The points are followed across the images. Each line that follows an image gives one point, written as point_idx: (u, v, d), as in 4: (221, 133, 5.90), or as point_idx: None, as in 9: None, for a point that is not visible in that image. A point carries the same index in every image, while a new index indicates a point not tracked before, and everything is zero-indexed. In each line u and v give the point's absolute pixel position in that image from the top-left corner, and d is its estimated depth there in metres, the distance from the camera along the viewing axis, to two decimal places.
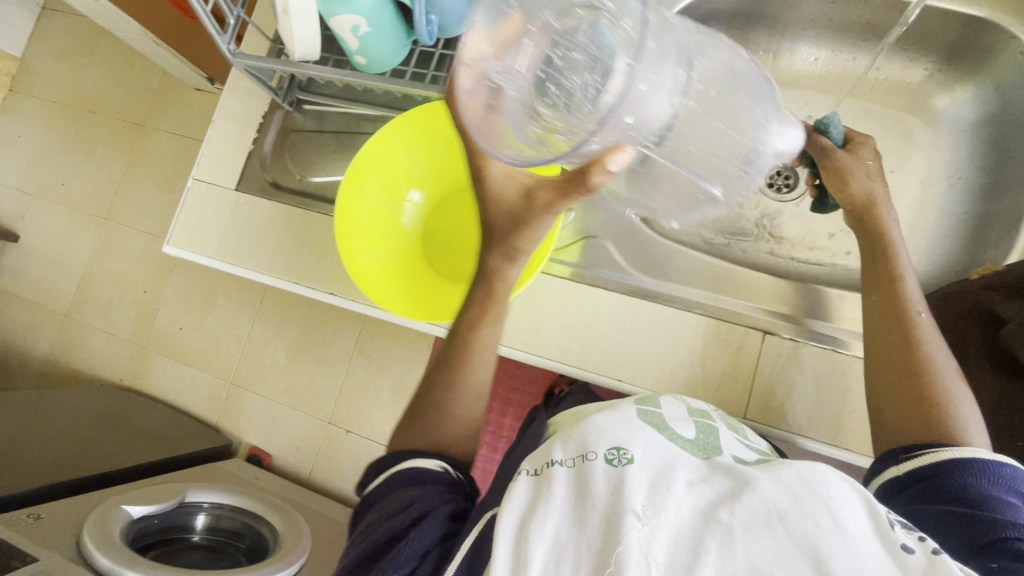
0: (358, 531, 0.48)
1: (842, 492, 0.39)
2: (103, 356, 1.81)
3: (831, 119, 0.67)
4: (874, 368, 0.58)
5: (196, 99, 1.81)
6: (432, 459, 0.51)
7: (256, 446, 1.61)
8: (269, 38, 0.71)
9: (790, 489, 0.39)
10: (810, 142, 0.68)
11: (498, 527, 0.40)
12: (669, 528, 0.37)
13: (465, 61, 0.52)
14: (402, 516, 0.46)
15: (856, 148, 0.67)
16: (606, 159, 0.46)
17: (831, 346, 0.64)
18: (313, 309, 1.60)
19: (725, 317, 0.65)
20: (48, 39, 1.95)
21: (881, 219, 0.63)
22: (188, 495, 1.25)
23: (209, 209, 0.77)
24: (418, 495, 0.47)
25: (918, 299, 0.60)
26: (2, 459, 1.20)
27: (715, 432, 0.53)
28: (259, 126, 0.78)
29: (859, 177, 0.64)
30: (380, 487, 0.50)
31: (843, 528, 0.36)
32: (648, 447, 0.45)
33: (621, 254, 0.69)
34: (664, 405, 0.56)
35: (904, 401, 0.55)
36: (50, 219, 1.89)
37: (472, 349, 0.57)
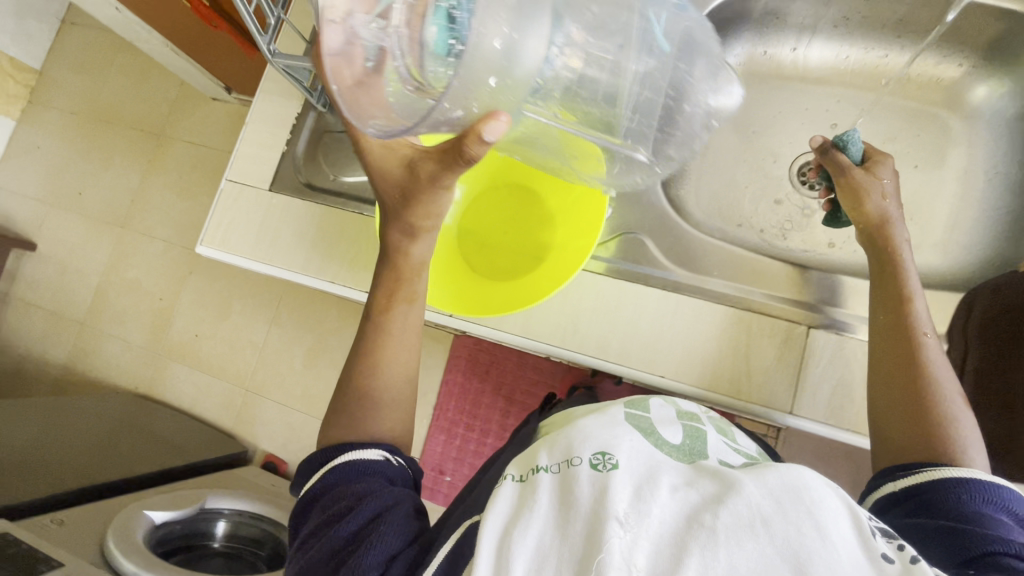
0: (307, 533, 0.48)
1: (826, 497, 0.39)
2: (119, 363, 1.80)
3: (849, 136, 0.65)
4: (877, 379, 0.57)
5: (213, 108, 1.83)
6: (373, 448, 0.52)
7: (272, 453, 1.60)
8: (306, 39, 0.72)
9: (775, 495, 0.38)
10: (826, 160, 0.66)
11: (483, 533, 0.40)
12: (651, 534, 0.37)
13: (332, 19, 0.48)
14: (359, 517, 0.46)
15: (873, 168, 0.65)
16: (477, 130, 0.43)
17: (845, 330, 0.64)
18: (330, 315, 1.60)
19: (748, 306, 0.66)
20: (68, 51, 1.98)
21: (894, 239, 0.62)
22: (209, 502, 1.24)
23: (241, 209, 0.78)
24: (366, 489, 0.48)
25: (926, 320, 0.59)
26: (22, 464, 1.19)
27: (703, 436, 0.51)
28: (292, 128, 0.79)
29: (875, 196, 0.63)
30: (328, 480, 0.51)
31: (824, 533, 0.36)
32: (633, 451, 0.44)
33: (662, 253, 0.68)
34: (653, 410, 0.54)
35: (905, 417, 0.54)
36: (67, 228, 1.90)
37: (385, 333, 0.58)
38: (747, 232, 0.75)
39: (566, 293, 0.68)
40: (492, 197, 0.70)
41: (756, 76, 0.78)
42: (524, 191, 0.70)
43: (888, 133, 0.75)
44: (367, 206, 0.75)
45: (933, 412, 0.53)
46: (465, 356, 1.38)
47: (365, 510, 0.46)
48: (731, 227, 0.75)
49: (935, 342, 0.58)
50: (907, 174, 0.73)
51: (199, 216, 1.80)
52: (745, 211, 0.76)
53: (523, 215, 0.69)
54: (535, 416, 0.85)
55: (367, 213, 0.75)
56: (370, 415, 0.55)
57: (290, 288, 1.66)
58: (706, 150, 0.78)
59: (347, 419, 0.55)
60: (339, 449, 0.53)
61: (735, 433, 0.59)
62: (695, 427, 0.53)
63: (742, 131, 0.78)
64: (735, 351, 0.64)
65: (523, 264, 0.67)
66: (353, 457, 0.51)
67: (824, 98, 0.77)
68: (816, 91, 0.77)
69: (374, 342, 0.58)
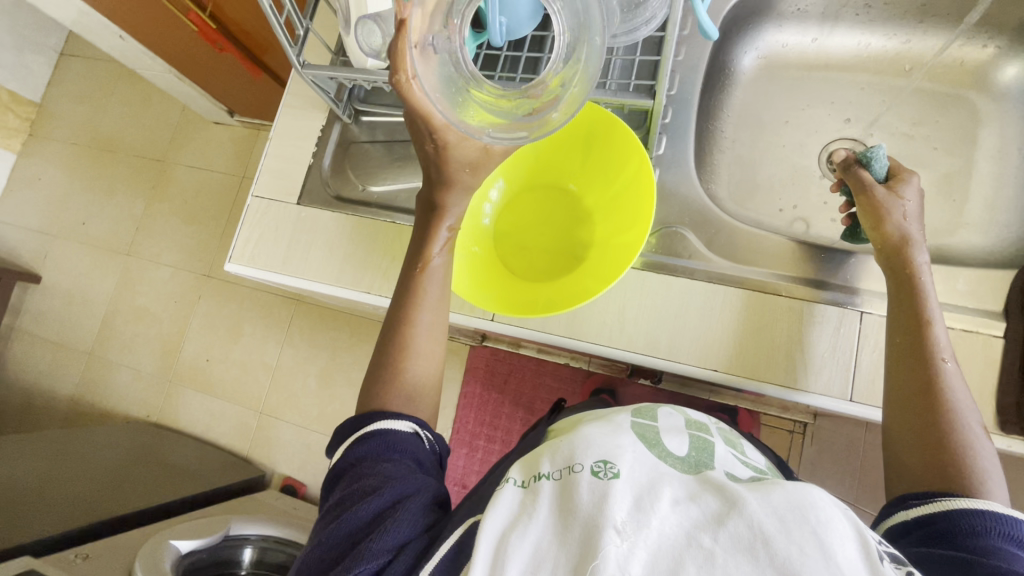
0: (329, 505, 0.47)
1: (833, 518, 0.37)
2: (129, 391, 1.77)
3: (874, 153, 0.62)
4: (887, 375, 0.55)
5: (215, 132, 1.83)
6: (403, 420, 0.51)
7: (291, 476, 1.56)
8: (332, 50, 0.72)
9: (779, 514, 0.36)
10: (848, 176, 0.63)
11: (479, 537, 0.39)
12: (648, 544, 0.36)
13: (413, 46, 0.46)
14: (380, 499, 0.44)
15: (897, 186, 0.61)
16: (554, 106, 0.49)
17: (847, 302, 0.64)
18: (343, 332, 1.59)
19: (759, 288, 0.65)
20: (68, 82, 1.98)
21: (914, 264, 0.57)
22: (233, 528, 1.21)
23: (268, 224, 0.77)
24: (389, 471, 0.47)
25: (947, 345, 0.54)
26: (40, 497, 1.17)
27: (709, 448, 0.50)
28: (318, 139, 0.78)
29: (895, 216, 0.59)
30: (354, 451, 0.49)
31: (829, 557, 0.34)
32: (636, 462, 0.43)
33: (704, 244, 0.68)
34: (661, 417, 0.54)
35: (923, 443, 0.50)
36: (73, 258, 1.88)
37: (421, 288, 0.56)
38: (783, 221, 0.74)
39: (612, 293, 0.67)
40: (529, 199, 0.70)
41: (778, 68, 0.79)
42: (559, 190, 0.69)
43: (913, 118, 0.75)
44: (400, 214, 0.74)
45: (938, 412, 0.51)
46: (483, 367, 1.36)
47: (387, 492, 0.44)
48: (765, 217, 0.75)
49: (955, 372, 0.53)
50: (938, 157, 0.74)
51: (206, 240, 1.79)
52: (778, 200, 0.75)
53: (560, 213, 0.69)
54: (542, 421, 0.83)
55: (400, 221, 0.74)
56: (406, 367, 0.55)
57: (302, 308, 1.64)
58: (734, 142, 0.78)
59: (381, 384, 0.54)
60: (366, 420, 0.51)
61: (744, 446, 0.59)
62: (702, 437, 0.52)
63: (769, 122, 0.78)
64: (791, 340, 0.63)
65: (563, 264, 0.66)
66: (381, 430, 0.50)
67: (847, 87, 0.78)
68: (838, 80, 0.78)
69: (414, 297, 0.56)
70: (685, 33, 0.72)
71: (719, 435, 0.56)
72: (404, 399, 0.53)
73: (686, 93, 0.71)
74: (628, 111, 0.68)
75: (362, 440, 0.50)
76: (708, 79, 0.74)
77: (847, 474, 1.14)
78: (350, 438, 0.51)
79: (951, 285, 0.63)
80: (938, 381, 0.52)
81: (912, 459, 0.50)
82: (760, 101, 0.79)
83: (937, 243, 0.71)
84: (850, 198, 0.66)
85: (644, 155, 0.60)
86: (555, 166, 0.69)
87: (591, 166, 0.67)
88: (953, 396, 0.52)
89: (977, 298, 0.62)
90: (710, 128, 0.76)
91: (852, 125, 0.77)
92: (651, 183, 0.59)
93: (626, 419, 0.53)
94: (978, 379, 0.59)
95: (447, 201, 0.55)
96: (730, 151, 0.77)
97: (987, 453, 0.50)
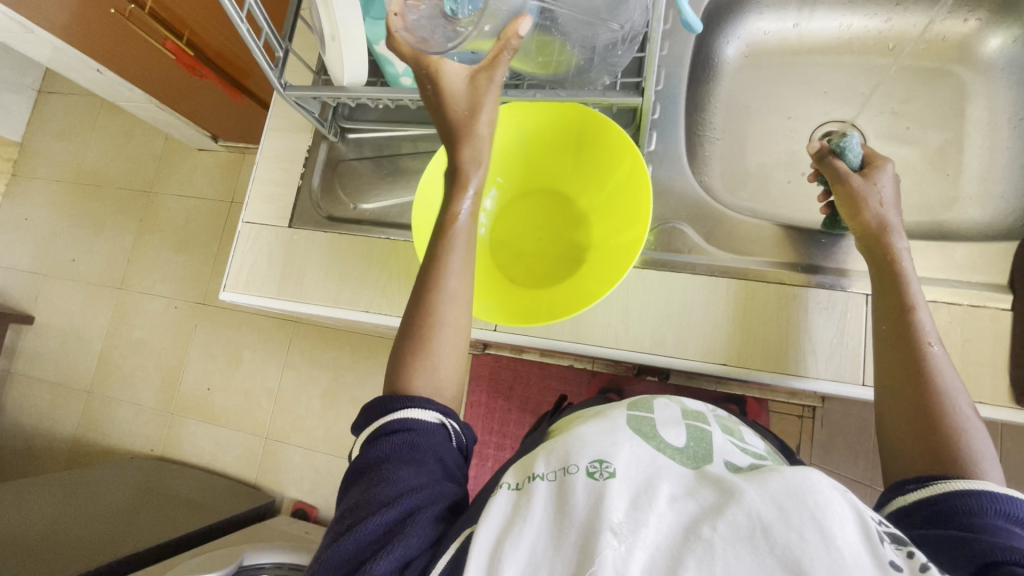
0: (348, 500, 0.46)
1: (831, 501, 0.36)
2: (131, 427, 1.74)
3: (847, 143, 0.63)
4: (880, 345, 0.55)
5: (200, 159, 1.82)
6: (428, 410, 0.49)
7: (301, 500, 1.54)
8: (314, 70, 0.72)
9: (777, 502, 0.36)
10: (823, 166, 0.64)
11: (472, 549, 0.38)
12: (647, 544, 0.35)
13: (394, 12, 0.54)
14: (392, 512, 0.42)
15: (873, 173, 0.61)
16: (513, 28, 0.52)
17: (834, 284, 0.63)
18: (344, 350, 1.58)
19: (748, 276, 0.65)
20: (48, 120, 1.97)
21: (893, 248, 0.57)
22: (246, 558, 1.19)
23: (262, 248, 0.76)
24: (408, 476, 0.45)
25: (932, 331, 0.54)
26: (45, 542, 1.14)
27: (707, 437, 0.49)
28: (305, 161, 0.77)
29: (873, 204, 0.59)
30: (372, 449, 0.47)
31: (829, 541, 0.33)
32: (632, 459, 0.42)
33: (703, 238, 0.67)
34: (657, 409, 0.53)
35: (917, 425, 0.49)
36: (66, 296, 1.86)
37: (448, 251, 0.55)
38: (780, 208, 0.74)
39: (614, 293, 0.66)
40: (520, 207, 0.70)
41: (761, 55, 0.79)
42: (552, 195, 0.69)
43: (902, 96, 0.75)
44: (393, 230, 0.73)
45: (928, 381, 0.50)
46: (487, 374, 1.36)
47: (401, 503, 0.43)
48: (762, 205, 0.75)
49: (944, 356, 0.52)
50: (929, 133, 0.74)
51: (199, 268, 1.77)
52: (771, 187, 0.75)
53: (555, 217, 0.69)
54: (545, 422, 0.82)
55: (394, 237, 0.73)
56: (433, 337, 0.52)
57: (301, 329, 1.63)
58: (724, 132, 0.77)
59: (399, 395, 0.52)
60: (392, 406, 0.49)
61: (743, 433, 0.57)
62: (701, 427, 0.51)
63: (757, 109, 0.78)
64: (797, 329, 0.62)
65: (561, 268, 0.66)
66: (406, 424, 0.48)
67: (833, 69, 0.78)
68: (823, 63, 0.78)
69: (440, 261, 0.54)
70: (668, 28, 0.72)
71: (716, 423, 0.55)
72: (427, 373, 0.51)
73: (673, 89, 0.71)
74: (616, 110, 0.68)
75: (385, 434, 0.48)
76: (693, 72, 0.74)
77: (860, 456, 1.13)
78: (374, 423, 0.49)
79: (954, 259, 0.63)
80: (925, 361, 0.51)
81: (905, 447, 0.49)
82: (747, 90, 0.79)
83: (936, 219, 0.70)
84: (827, 187, 0.66)
85: (638, 157, 0.59)
86: (547, 172, 0.69)
87: (584, 168, 0.67)
88: (943, 377, 0.50)
89: (985, 272, 0.62)
90: (699, 120, 0.76)
91: (840, 108, 0.77)
92: (646, 181, 0.58)
93: (620, 414, 0.52)
94: (991, 353, 0.58)
95: (462, 153, 0.55)
96: (721, 141, 0.77)
97: (978, 431, 0.48)
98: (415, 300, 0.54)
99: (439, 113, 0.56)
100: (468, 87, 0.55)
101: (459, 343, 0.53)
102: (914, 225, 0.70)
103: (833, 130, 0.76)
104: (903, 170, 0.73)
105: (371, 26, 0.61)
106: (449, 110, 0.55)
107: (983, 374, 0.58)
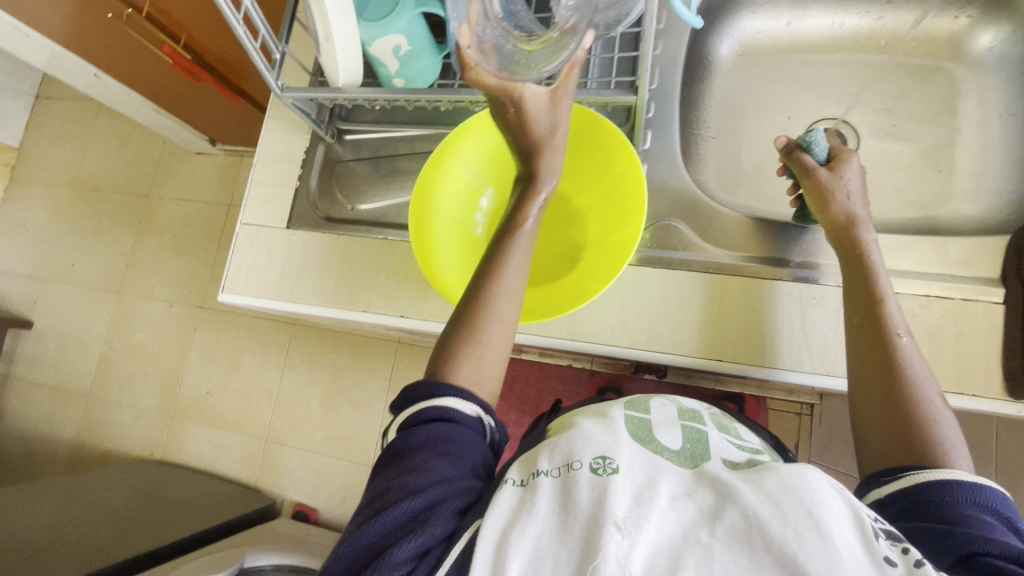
0: (377, 483, 0.46)
1: (827, 498, 0.36)
2: (131, 430, 1.74)
3: (812, 137, 0.63)
4: (852, 337, 0.56)
5: (198, 163, 1.82)
6: (468, 403, 0.49)
7: (302, 502, 1.54)
8: (311, 72, 0.72)
9: (774, 499, 0.36)
10: (790, 161, 0.64)
11: (478, 543, 0.38)
12: (648, 540, 0.36)
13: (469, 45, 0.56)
14: (420, 499, 0.42)
15: (838, 167, 0.63)
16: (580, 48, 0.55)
17: (808, 279, 0.64)
18: (343, 352, 1.58)
19: (733, 272, 0.65)
20: (46, 125, 1.97)
21: (860, 241, 0.59)
22: (247, 560, 1.19)
23: (261, 249, 0.76)
24: (439, 466, 0.44)
25: (901, 321, 0.56)
26: (45, 546, 1.14)
27: (704, 438, 0.50)
28: (303, 162, 0.78)
29: (840, 197, 0.61)
30: (409, 434, 0.47)
31: (824, 535, 0.34)
32: (634, 457, 0.43)
33: (698, 235, 0.68)
34: (653, 409, 0.54)
35: (892, 420, 0.50)
36: (65, 301, 1.86)
37: (508, 254, 0.57)
38: (776, 205, 0.74)
39: (611, 291, 0.66)
40: None
41: (755, 54, 0.79)
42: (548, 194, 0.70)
43: (894, 93, 0.76)
44: (390, 230, 0.74)
45: (902, 377, 0.52)
46: None
47: (429, 492, 0.43)
48: (758, 202, 0.75)
49: (910, 345, 0.54)
50: (921, 129, 0.74)
51: (198, 271, 1.77)
52: (767, 184, 0.75)
53: (552, 217, 0.69)
54: (543, 422, 0.83)
55: (391, 237, 0.73)
56: (484, 330, 0.53)
57: (300, 331, 1.63)
58: (719, 130, 0.78)
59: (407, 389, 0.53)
60: (434, 393, 0.49)
61: (739, 430, 0.58)
62: (697, 428, 0.52)
63: (751, 108, 0.79)
64: (793, 326, 0.63)
65: (559, 269, 0.66)
66: (445, 414, 0.48)
67: (826, 67, 0.78)
68: (816, 61, 0.79)
69: (501, 264, 0.56)
70: (661, 27, 0.73)
71: (710, 420, 0.55)
72: (473, 365, 0.52)
73: (667, 87, 0.72)
74: (611, 109, 0.69)
75: (421, 422, 0.48)
76: (688, 71, 0.75)
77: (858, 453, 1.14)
78: (411, 408, 0.49)
79: (948, 254, 0.63)
80: (893, 351, 0.53)
81: (878, 440, 0.51)
82: (741, 89, 0.79)
83: (928, 215, 0.71)
84: (795, 181, 0.67)
85: (631, 151, 0.59)
86: None
87: (577, 166, 0.67)
88: (911, 368, 0.52)
89: (978, 266, 0.62)
90: (693, 119, 0.76)
91: (833, 105, 0.77)
92: (641, 180, 0.59)
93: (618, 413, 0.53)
94: (984, 347, 0.59)
95: (542, 162, 0.61)
96: (716, 139, 0.77)
97: (947, 419, 0.50)
98: (461, 315, 0.54)
99: (518, 129, 0.60)
100: (551, 110, 0.59)
101: (507, 336, 0.54)
102: (907, 221, 0.71)
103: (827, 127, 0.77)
104: (896, 167, 0.73)
105: (364, 28, 0.61)
106: (529, 129, 0.59)
107: (978, 367, 0.58)
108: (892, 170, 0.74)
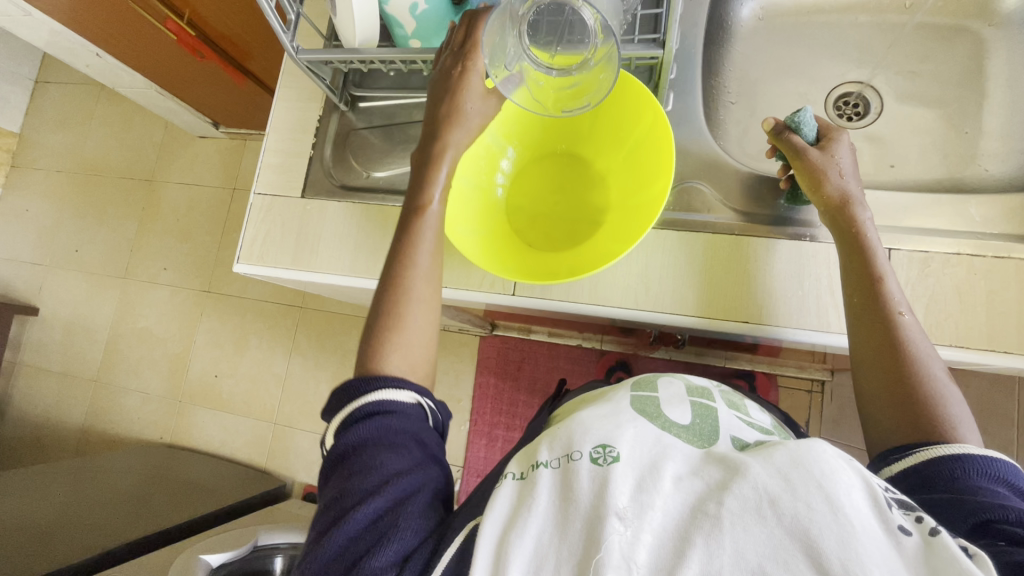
0: (330, 491, 0.45)
1: (838, 469, 0.35)
2: (139, 416, 1.74)
3: (801, 117, 0.60)
4: (852, 320, 0.56)
5: (200, 146, 1.81)
6: (403, 390, 0.50)
7: (312, 484, 1.55)
8: (324, 36, 0.71)
9: (783, 473, 0.35)
10: (779, 143, 0.61)
11: (480, 539, 0.38)
12: (652, 526, 0.35)
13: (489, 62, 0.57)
14: (381, 499, 0.42)
15: (828, 146, 0.60)
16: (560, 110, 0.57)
17: (809, 236, 0.64)
18: (350, 334, 1.58)
19: (756, 232, 0.65)
20: (46, 110, 1.95)
21: (858, 220, 0.57)
22: (261, 538, 1.18)
23: (273, 220, 0.75)
24: (389, 462, 0.44)
25: (903, 299, 0.55)
26: (55, 528, 1.14)
27: (712, 413, 0.49)
28: (316, 131, 0.77)
29: (833, 176, 0.58)
30: (349, 435, 0.46)
31: (836, 508, 0.33)
32: (636, 441, 0.41)
33: (721, 196, 0.66)
34: (661, 387, 0.52)
35: (905, 400, 0.50)
36: (71, 287, 1.85)
37: (419, 231, 0.57)
38: None
39: (630, 258, 0.66)
40: (539, 170, 0.70)
41: (774, 19, 0.78)
42: (566, 158, 0.69)
43: (917, 56, 0.75)
44: None
45: (905, 359, 0.51)
46: (495, 357, 1.35)
47: (389, 491, 0.43)
48: None
49: (913, 322, 0.53)
50: (945, 93, 0.74)
51: (203, 256, 1.77)
52: None
53: (567, 183, 0.68)
54: (548, 405, 0.82)
55: None
56: (410, 289, 0.55)
57: (306, 314, 1.63)
58: (739, 95, 0.76)
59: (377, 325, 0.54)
60: (366, 388, 0.49)
61: (749, 407, 0.57)
62: (705, 404, 0.50)
63: (769, 74, 0.78)
64: (818, 288, 0.62)
65: (575, 232, 0.66)
66: (382, 405, 0.48)
67: (846, 31, 0.77)
68: (837, 24, 0.77)
69: (411, 241, 0.56)
70: None
71: (722, 397, 0.54)
72: (403, 351, 0.52)
73: (688, 49, 0.71)
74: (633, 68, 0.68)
75: (361, 418, 0.47)
76: (709, 33, 0.73)
77: None
78: (348, 407, 0.48)
79: (972, 214, 0.62)
80: (896, 331, 0.53)
81: (886, 422, 0.51)
82: (760, 54, 0.78)
83: (952, 179, 0.70)
84: (784, 162, 0.63)
85: (659, 107, 0.58)
86: (564, 137, 0.69)
87: (603, 132, 0.66)
88: (916, 348, 0.52)
89: (1007, 224, 0.61)
90: (714, 83, 0.75)
91: (856, 69, 0.77)
92: (668, 136, 0.58)
93: (624, 395, 0.51)
94: (1014, 304, 0.58)
95: (449, 137, 0.59)
96: (735, 105, 0.76)
97: (957, 396, 0.50)
98: (391, 261, 0.56)
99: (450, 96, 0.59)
100: (485, 101, 0.60)
101: (433, 316, 0.56)
102: (930, 183, 0.71)
103: (848, 92, 0.77)
104: (918, 131, 0.73)
105: None
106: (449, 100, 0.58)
107: (1008, 327, 0.58)
108: (915, 134, 0.73)
